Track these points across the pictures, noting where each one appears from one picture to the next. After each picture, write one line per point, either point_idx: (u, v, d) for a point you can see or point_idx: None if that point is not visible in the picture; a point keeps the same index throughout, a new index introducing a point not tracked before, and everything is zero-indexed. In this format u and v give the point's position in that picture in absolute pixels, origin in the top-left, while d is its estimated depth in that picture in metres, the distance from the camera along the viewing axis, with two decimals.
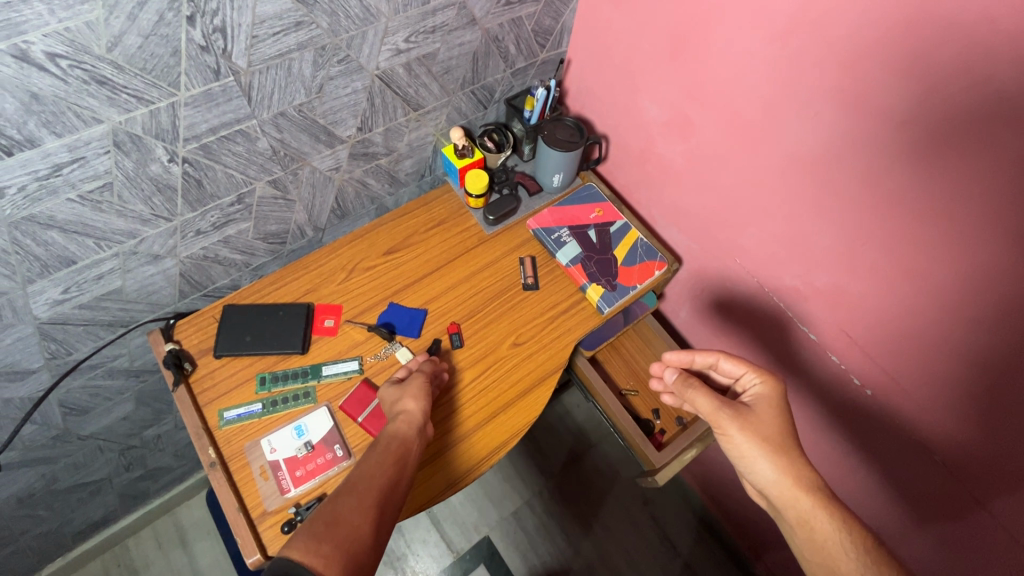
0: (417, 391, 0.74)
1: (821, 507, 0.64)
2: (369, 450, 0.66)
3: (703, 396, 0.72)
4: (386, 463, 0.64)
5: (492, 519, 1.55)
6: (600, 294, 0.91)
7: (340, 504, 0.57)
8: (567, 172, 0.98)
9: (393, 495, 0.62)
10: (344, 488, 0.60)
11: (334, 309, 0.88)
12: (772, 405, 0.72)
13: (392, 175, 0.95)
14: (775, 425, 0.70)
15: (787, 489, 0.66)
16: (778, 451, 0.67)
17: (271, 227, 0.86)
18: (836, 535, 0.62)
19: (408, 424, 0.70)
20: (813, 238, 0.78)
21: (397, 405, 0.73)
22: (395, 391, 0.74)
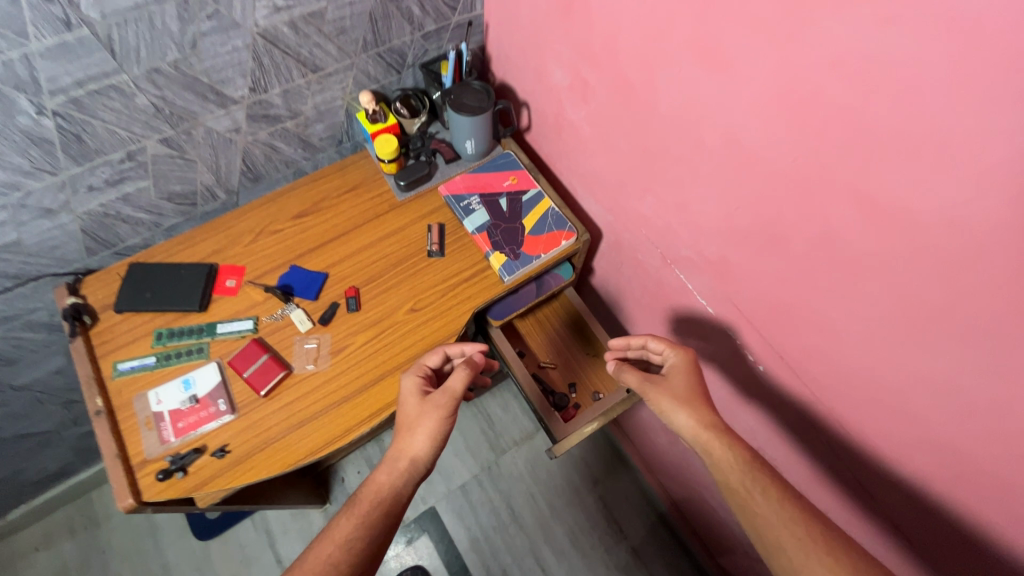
0: (429, 430, 0.74)
1: (719, 438, 0.66)
2: (350, 508, 0.70)
3: (631, 374, 0.75)
4: (353, 551, 0.65)
5: (439, 491, 1.57)
6: (502, 263, 0.90)
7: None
8: (480, 138, 0.96)
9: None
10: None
11: (236, 270, 0.90)
12: (688, 369, 0.73)
13: (304, 139, 0.96)
14: (690, 388, 0.71)
15: (692, 430, 0.67)
16: (686, 405, 0.69)
17: (174, 187, 0.87)
18: (726, 453, 0.64)
19: (401, 481, 0.72)
20: (698, 205, 0.75)
21: (401, 450, 0.74)
22: (421, 406, 0.76)
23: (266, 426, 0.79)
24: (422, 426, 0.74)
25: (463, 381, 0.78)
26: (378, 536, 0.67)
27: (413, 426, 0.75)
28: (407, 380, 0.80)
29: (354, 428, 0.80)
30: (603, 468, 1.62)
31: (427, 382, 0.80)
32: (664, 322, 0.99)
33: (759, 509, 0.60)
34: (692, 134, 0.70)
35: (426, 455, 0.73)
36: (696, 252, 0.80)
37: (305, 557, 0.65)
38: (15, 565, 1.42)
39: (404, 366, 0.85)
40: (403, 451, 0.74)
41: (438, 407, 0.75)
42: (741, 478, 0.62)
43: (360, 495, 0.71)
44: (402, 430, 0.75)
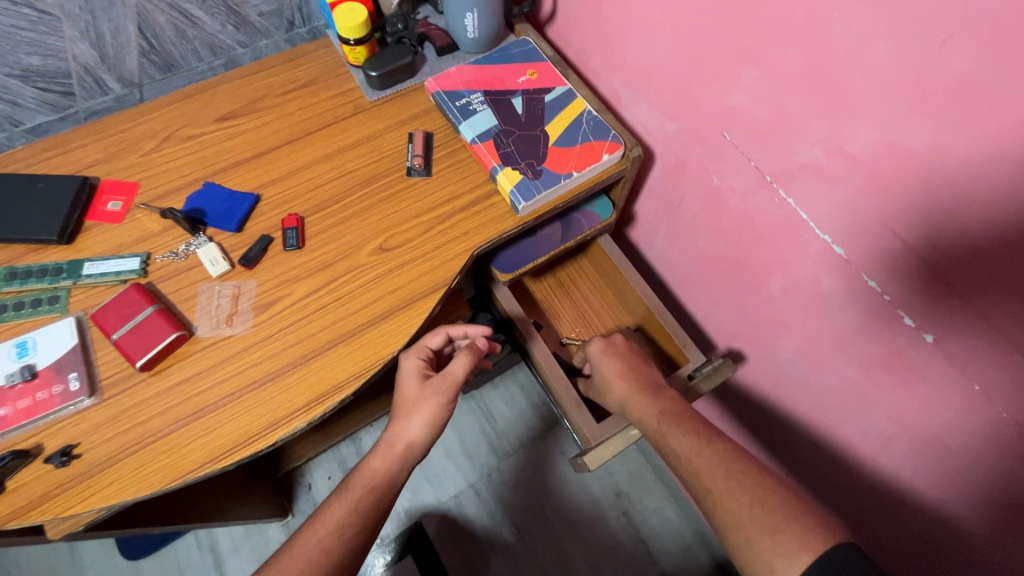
0: (431, 418, 0.58)
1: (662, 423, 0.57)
2: (339, 494, 0.54)
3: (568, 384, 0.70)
4: (349, 538, 0.51)
5: (427, 503, 1.28)
6: (514, 184, 0.61)
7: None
8: (486, 11, 0.67)
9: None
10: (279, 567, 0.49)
11: (125, 187, 0.61)
12: (611, 352, 0.66)
13: (232, 8, 0.67)
14: (614, 367, 0.64)
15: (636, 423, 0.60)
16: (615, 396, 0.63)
17: (29, 58, 0.59)
18: (660, 418, 0.57)
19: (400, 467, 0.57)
20: (838, 67, 0.45)
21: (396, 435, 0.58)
22: (422, 390, 0.59)
23: (147, 416, 0.51)
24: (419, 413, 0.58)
25: (468, 368, 0.59)
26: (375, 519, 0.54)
27: (409, 411, 0.58)
28: (403, 362, 0.61)
29: (284, 421, 0.52)
30: (628, 477, 1.32)
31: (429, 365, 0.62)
32: (743, 279, 0.69)
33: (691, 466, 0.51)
34: None
35: (428, 440, 0.59)
36: (820, 156, 0.51)
37: (289, 549, 0.50)
38: None
39: (366, 330, 0.56)
40: (397, 435, 0.58)
41: (440, 396, 0.58)
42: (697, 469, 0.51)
43: (349, 481, 0.56)
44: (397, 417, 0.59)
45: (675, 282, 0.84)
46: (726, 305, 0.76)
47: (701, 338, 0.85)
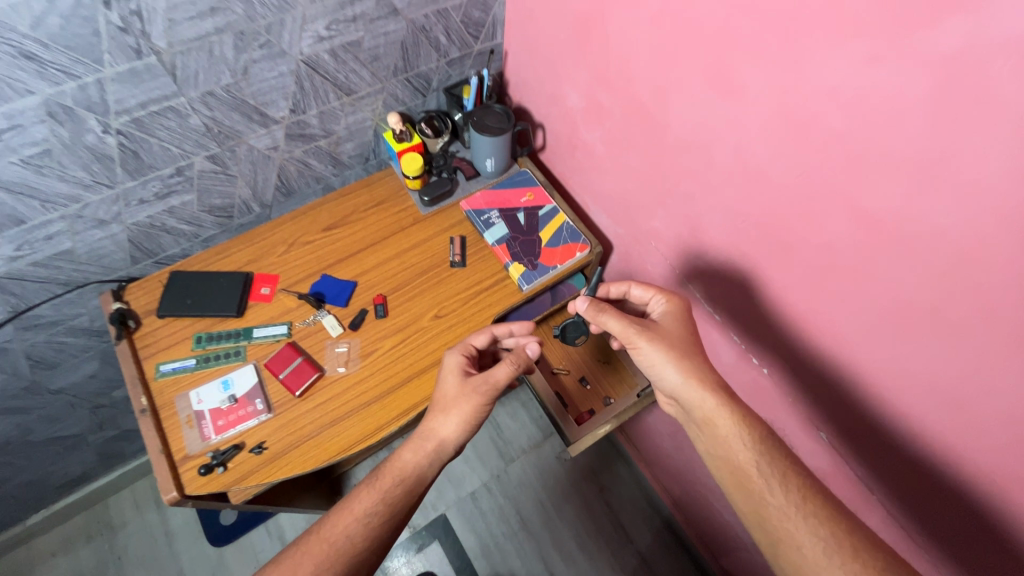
0: (461, 416, 0.78)
1: (724, 407, 0.71)
2: (373, 482, 0.73)
3: (618, 319, 0.79)
4: (372, 528, 0.70)
5: (449, 499, 1.60)
6: (521, 273, 0.96)
7: (298, 568, 0.66)
8: (500, 157, 1.03)
9: (361, 568, 0.68)
10: (312, 543, 0.68)
11: (271, 278, 0.95)
12: (681, 321, 0.80)
13: (334, 156, 1.02)
14: (682, 335, 0.78)
15: (692, 390, 0.73)
16: (680, 357, 0.75)
17: (215, 200, 0.93)
18: (730, 427, 0.69)
19: (427, 461, 0.76)
20: (708, 218, 0.81)
21: (431, 431, 0.78)
22: (462, 391, 0.79)
23: (299, 425, 0.84)
24: (456, 409, 0.78)
25: (506, 375, 0.81)
26: (395, 509, 0.72)
27: (449, 408, 0.78)
28: (450, 359, 0.82)
29: (387, 424, 0.85)
30: (609, 476, 1.65)
31: (468, 363, 0.83)
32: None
33: (772, 500, 0.64)
34: (701, 152, 0.76)
35: (454, 439, 0.78)
36: (703, 263, 0.86)
37: (323, 527, 0.69)
38: (31, 569, 1.45)
39: (430, 368, 0.90)
40: (432, 432, 0.78)
41: (478, 395, 0.78)
42: (760, 468, 0.66)
43: (383, 470, 0.75)
44: (436, 411, 0.78)
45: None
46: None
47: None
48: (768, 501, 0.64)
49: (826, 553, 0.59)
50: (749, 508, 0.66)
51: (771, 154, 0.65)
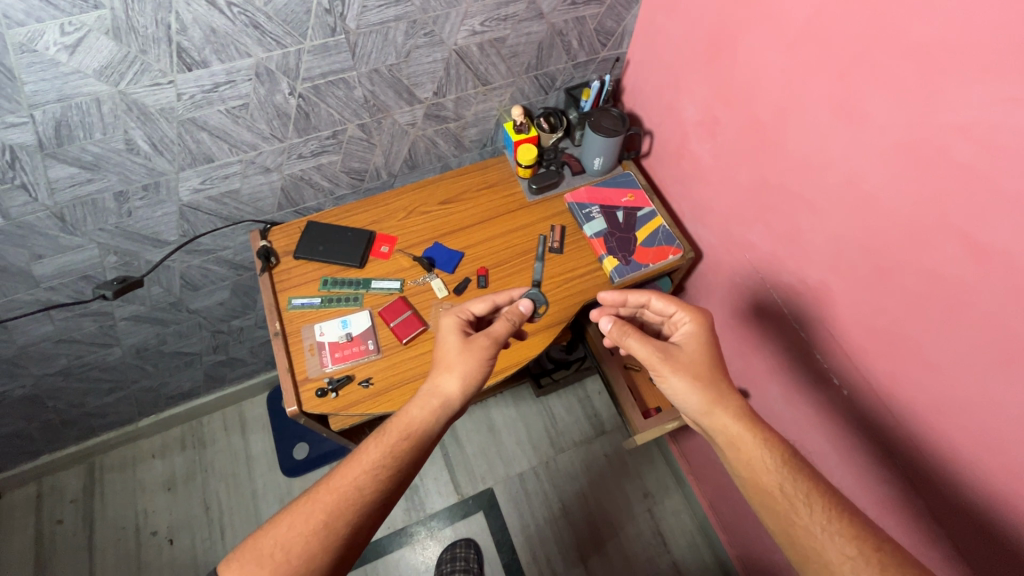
0: (462, 373, 0.83)
1: (748, 430, 0.74)
2: (379, 438, 0.77)
3: (642, 345, 0.81)
4: (380, 480, 0.73)
5: (498, 474, 1.68)
6: (614, 266, 1.02)
7: (311, 515, 0.70)
8: (608, 157, 1.09)
9: (371, 516, 0.72)
10: (320, 492, 0.72)
11: (390, 239, 1.07)
12: (704, 344, 0.82)
13: (458, 139, 1.12)
14: (701, 360, 0.80)
15: (715, 417, 0.76)
16: (703, 383, 0.78)
17: (354, 164, 1.06)
18: (757, 452, 0.71)
19: (431, 417, 0.80)
20: (810, 238, 0.84)
21: (435, 389, 0.82)
22: (460, 352, 0.84)
23: (400, 368, 0.94)
24: (458, 369, 0.83)
25: (506, 330, 0.87)
26: (400, 460, 0.75)
27: (451, 367, 0.83)
28: (447, 321, 0.89)
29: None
30: (655, 482, 1.68)
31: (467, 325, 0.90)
32: (753, 346, 1.08)
33: (800, 520, 0.66)
34: (815, 172, 0.79)
35: (456, 396, 0.82)
36: (796, 280, 0.90)
37: (333, 479, 0.73)
38: (135, 466, 1.66)
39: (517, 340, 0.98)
40: (436, 390, 0.82)
41: (482, 352, 0.85)
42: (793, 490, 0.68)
43: (389, 425, 0.79)
44: (438, 370, 0.84)
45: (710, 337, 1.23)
46: (739, 356, 1.14)
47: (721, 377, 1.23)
48: (796, 522, 0.66)
49: (853, 569, 0.61)
50: (778, 526, 0.67)
51: (888, 180, 0.69)
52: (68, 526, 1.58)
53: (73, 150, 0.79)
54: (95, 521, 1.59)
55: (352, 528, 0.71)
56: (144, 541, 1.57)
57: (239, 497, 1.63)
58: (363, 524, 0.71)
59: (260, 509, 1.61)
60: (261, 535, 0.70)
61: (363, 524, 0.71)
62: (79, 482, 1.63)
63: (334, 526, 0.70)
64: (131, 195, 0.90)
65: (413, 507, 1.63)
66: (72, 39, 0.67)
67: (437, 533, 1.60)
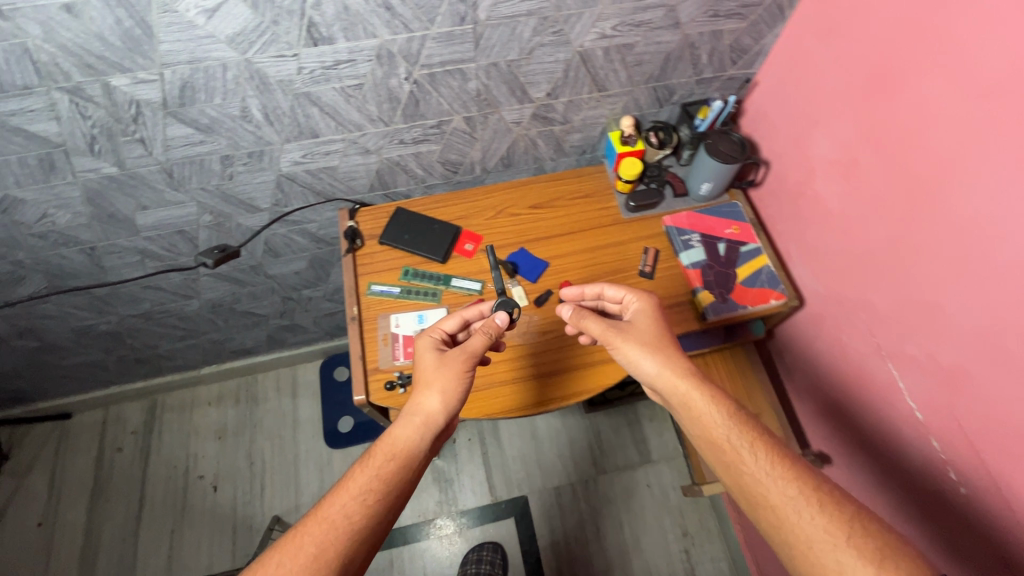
0: (443, 388, 0.80)
1: (694, 388, 0.75)
2: (365, 462, 0.73)
3: (596, 321, 0.83)
4: (369, 504, 0.69)
5: (534, 483, 1.65)
6: (708, 302, 0.95)
7: (301, 545, 0.65)
8: (717, 183, 1.02)
9: (364, 544, 0.67)
10: (308, 524, 0.67)
11: (475, 237, 1.04)
12: (651, 317, 0.84)
13: (559, 143, 1.07)
14: (653, 331, 0.81)
15: (667, 378, 0.77)
16: (654, 348, 0.79)
17: (451, 156, 1.03)
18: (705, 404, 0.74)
19: (418, 434, 0.76)
20: (953, 313, 0.73)
21: (417, 408, 0.79)
22: (436, 366, 0.81)
23: None
24: (438, 385, 0.80)
25: (483, 343, 0.83)
26: (391, 482, 0.72)
27: (431, 384, 0.80)
28: (424, 342, 0.85)
29: (528, 405, 0.90)
30: (696, 524, 1.60)
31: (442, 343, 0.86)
32: (849, 413, 0.98)
33: None
34: (975, 241, 0.69)
35: (443, 412, 0.78)
36: (920, 355, 0.80)
37: (322, 507, 0.69)
38: (191, 410, 1.73)
39: (592, 366, 0.93)
40: (418, 408, 0.79)
41: (459, 367, 0.81)
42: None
43: (375, 450, 0.76)
44: (419, 388, 0.80)
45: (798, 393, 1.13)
46: (830, 420, 1.04)
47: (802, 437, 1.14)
48: (742, 470, 0.69)
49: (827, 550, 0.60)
50: None
51: None
52: (126, 455, 1.67)
53: (192, 111, 0.79)
54: (150, 455, 1.68)
55: (343, 558, 0.65)
56: (191, 484, 1.64)
57: (281, 459, 1.67)
58: (356, 554, 0.66)
59: (300, 474, 1.65)
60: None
61: (355, 553, 0.66)
62: (141, 416, 1.72)
63: (326, 557, 0.65)
64: (236, 160, 0.91)
65: (445, 500, 1.63)
66: (212, 3, 0.66)
67: (465, 531, 1.59)
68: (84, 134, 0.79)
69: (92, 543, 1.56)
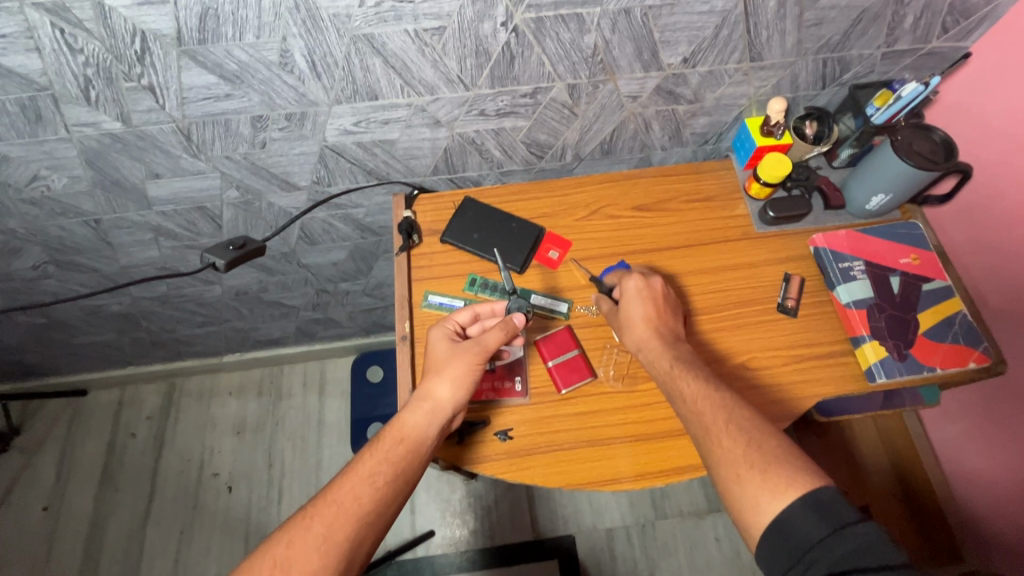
0: (454, 375, 0.63)
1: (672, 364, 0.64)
2: (373, 443, 0.61)
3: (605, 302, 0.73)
4: (380, 487, 0.58)
5: (583, 522, 1.43)
6: (879, 358, 0.70)
7: (305, 530, 0.55)
8: (894, 197, 0.76)
9: (377, 530, 0.57)
10: (316, 505, 0.56)
11: (562, 243, 0.81)
12: (644, 296, 0.69)
13: (679, 128, 0.82)
14: (646, 308, 0.68)
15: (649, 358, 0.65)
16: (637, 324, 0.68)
17: (540, 136, 0.80)
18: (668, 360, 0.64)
19: (426, 421, 0.62)
20: None
21: (423, 390, 0.63)
22: (448, 352, 0.64)
23: (554, 429, 0.70)
24: (448, 369, 0.63)
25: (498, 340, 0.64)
26: (405, 463, 0.60)
27: (441, 369, 0.64)
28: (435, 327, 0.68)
29: (634, 477, 0.68)
30: None
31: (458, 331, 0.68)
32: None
33: None
34: None
35: (454, 401, 0.63)
36: None
37: (331, 488, 0.58)
38: (211, 399, 1.58)
39: None
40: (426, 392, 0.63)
41: (468, 355, 0.64)
42: None
43: (384, 432, 0.63)
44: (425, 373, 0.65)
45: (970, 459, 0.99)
46: (1018, 500, 0.90)
47: (969, 507, 1.00)
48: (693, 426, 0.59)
49: None
50: None
51: None
52: (139, 442, 1.54)
53: (216, 52, 0.59)
54: (163, 445, 1.53)
55: (354, 544, 0.55)
56: (205, 481, 1.49)
57: (303, 464, 1.51)
58: (367, 541, 0.56)
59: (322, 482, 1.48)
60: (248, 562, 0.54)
61: (366, 540, 0.56)
62: (158, 400, 1.58)
63: (336, 541, 0.54)
64: (271, 123, 0.70)
65: (481, 530, 1.43)
66: None
67: (500, 568, 1.39)
68: (75, 74, 0.59)
69: (96, 535, 1.43)
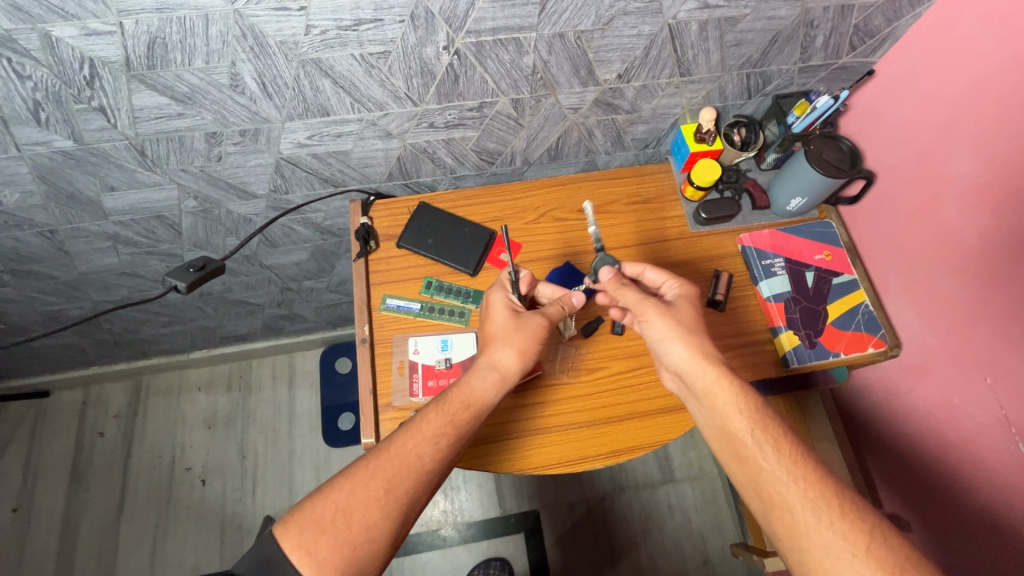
0: (520, 346, 0.70)
1: (721, 380, 0.64)
2: (440, 404, 0.65)
3: (632, 292, 0.72)
4: (442, 449, 0.62)
5: (547, 497, 1.53)
6: (793, 346, 0.79)
7: (370, 481, 0.59)
8: (810, 199, 0.83)
9: (429, 489, 0.61)
10: (381, 457, 0.60)
11: (513, 246, 0.86)
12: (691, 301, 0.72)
13: (620, 135, 0.88)
14: (693, 317, 0.70)
15: (695, 366, 0.66)
16: (690, 334, 0.68)
17: (489, 144, 0.84)
18: (730, 398, 0.63)
19: (488, 389, 0.68)
20: None
21: (489, 360, 0.69)
22: (513, 324, 0.72)
23: (509, 419, 0.77)
24: (515, 342, 0.70)
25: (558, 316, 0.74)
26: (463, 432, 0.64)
27: (506, 340, 0.70)
28: (495, 296, 0.74)
29: (586, 459, 0.75)
30: (718, 552, 1.48)
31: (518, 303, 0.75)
32: (928, 472, 0.90)
33: None
34: None
35: (517, 371, 0.70)
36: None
37: (394, 442, 0.62)
38: (180, 395, 1.60)
39: (653, 416, 0.77)
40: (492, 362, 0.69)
41: (536, 328, 0.72)
42: None
43: (450, 394, 0.67)
44: (489, 344, 0.71)
45: (873, 434, 1.02)
46: (902, 470, 0.96)
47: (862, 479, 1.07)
48: (758, 468, 0.58)
49: None
50: None
51: None
52: (108, 440, 1.54)
53: (166, 76, 0.61)
54: (133, 442, 1.55)
55: (410, 500, 0.59)
56: (178, 476, 1.52)
57: (275, 454, 1.55)
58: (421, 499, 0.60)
59: (295, 471, 1.53)
60: (317, 496, 0.58)
61: (420, 497, 0.60)
62: (125, 398, 1.58)
63: (397, 494, 0.59)
64: (225, 138, 0.72)
65: (451, 510, 1.51)
66: None
67: (469, 543, 1.48)
68: (24, 98, 0.60)
69: (70, 533, 1.45)
